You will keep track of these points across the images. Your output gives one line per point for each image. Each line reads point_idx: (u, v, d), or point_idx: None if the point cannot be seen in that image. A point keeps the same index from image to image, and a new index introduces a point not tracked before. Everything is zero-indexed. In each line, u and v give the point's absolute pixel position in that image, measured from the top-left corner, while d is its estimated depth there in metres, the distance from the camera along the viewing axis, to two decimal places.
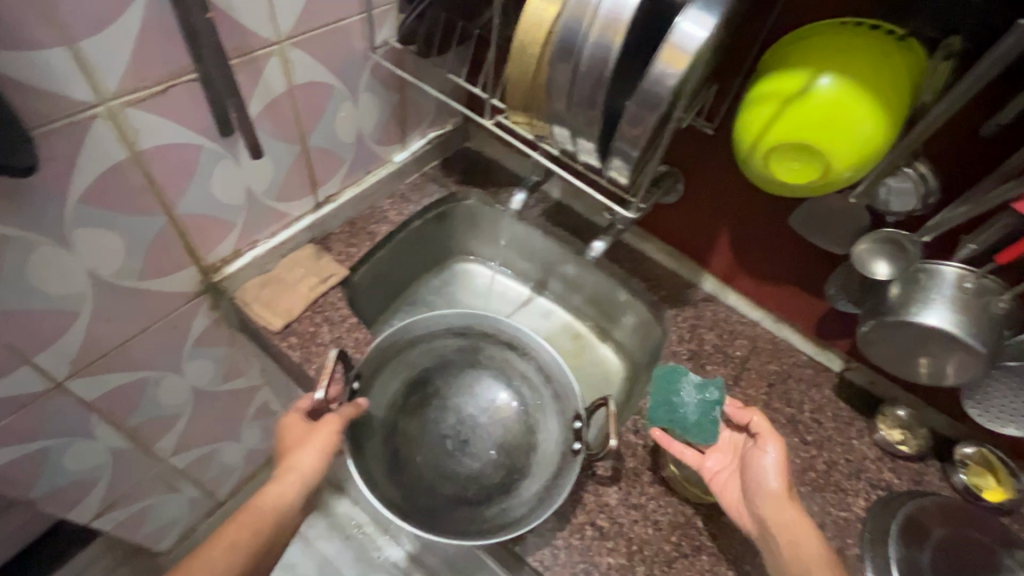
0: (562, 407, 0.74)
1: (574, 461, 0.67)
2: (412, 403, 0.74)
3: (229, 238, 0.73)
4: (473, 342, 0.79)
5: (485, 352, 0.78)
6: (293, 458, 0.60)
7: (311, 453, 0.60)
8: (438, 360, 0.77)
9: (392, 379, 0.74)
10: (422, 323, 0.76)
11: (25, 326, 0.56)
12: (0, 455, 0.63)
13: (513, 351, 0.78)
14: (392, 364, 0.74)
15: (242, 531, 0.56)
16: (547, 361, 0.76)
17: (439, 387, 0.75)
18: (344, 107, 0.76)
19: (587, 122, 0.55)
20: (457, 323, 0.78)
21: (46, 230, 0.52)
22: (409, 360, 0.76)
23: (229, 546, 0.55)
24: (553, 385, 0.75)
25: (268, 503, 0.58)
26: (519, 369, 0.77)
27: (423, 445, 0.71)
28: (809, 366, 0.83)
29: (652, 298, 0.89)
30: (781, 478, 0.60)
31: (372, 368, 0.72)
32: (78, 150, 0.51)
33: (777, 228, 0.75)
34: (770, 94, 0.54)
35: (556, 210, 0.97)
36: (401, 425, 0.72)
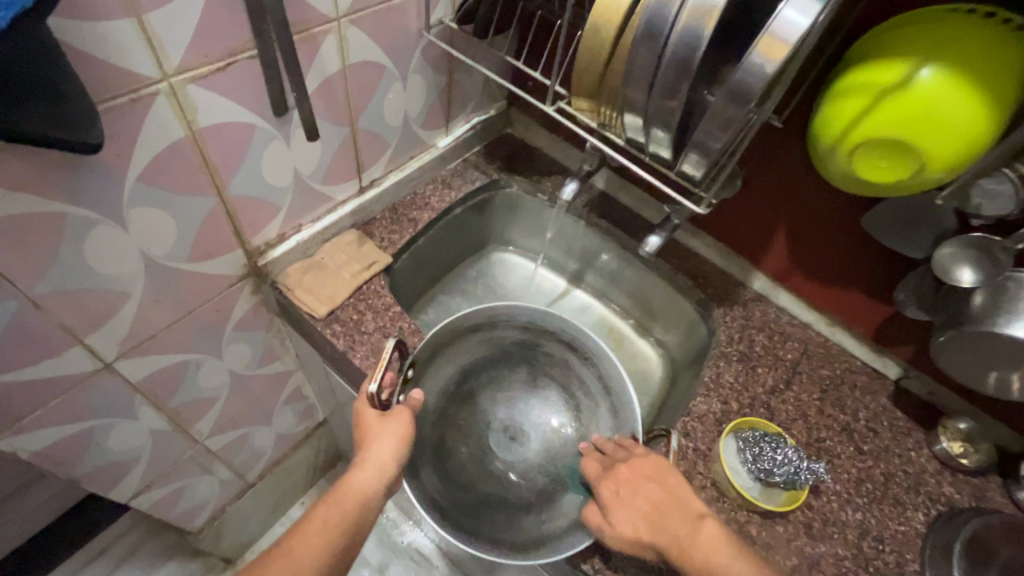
0: (619, 425, 0.70)
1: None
2: (462, 392, 0.75)
3: (275, 221, 0.71)
4: (533, 338, 0.77)
5: (547, 351, 0.77)
6: (368, 447, 0.60)
7: (388, 442, 0.60)
8: (498, 351, 0.77)
9: (446, 365, 0.74)
10: (486, 310, 0.74)
11: (80, 306, 0.55)
12: (49, 433, 0.63)
13: (574, 353, 0.76)
14: (449, 350, 0.74)
15: (333, 515, 0.56)
16: (608, 373, 0.72)
17: (494, 378, 0.77)
18: (394, 88, 0.73)
19: (665, 111, 0.52)
20: (521, 317, 0.76)
21: (106, 209, 0.51)
22: (468, 345, 0.76)
23: (322, 525, 0.56)
24: (612, 399, 0.72)
25: (353, 488, 0.58)
26: (579, 372, 0.75)
27: (468, 437, 0.73)
28: (863, 373, 0.80)
29: (700, 296, 0.85)
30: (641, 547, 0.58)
31: (428, 353, 0.71)
32: (140, 127, 0.49)
33: (843, 226, 0.71)
34: (862, 86, 0.51)
35: (601, 201, 0.93)
36: (449, 413, 0.73)
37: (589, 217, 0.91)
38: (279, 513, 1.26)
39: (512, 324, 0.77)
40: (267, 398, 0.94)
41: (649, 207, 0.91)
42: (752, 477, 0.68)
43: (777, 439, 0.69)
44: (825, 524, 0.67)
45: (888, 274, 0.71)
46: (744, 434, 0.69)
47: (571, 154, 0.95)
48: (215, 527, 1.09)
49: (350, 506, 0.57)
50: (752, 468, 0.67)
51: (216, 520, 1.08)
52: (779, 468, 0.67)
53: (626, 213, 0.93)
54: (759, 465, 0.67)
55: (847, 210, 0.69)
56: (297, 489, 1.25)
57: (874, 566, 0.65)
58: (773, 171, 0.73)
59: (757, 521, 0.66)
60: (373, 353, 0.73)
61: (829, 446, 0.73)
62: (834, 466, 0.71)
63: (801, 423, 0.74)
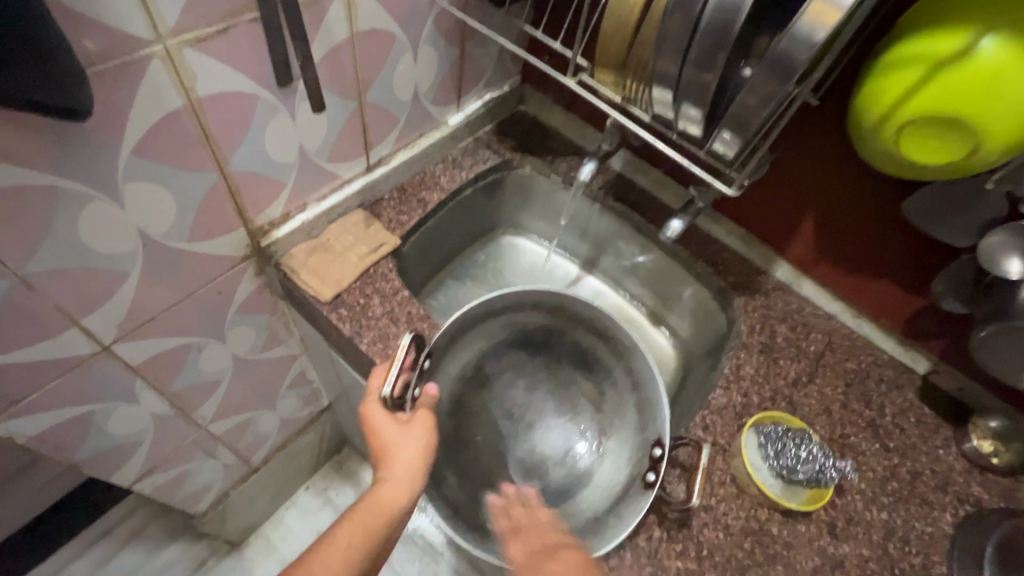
0: (644, 423, 0.67)
1: (643, 497, 0.60)
2: (480, 376, 0.73)
3: (279, 199, 0.68)
4: (559, 324, 0.74)
5: (572, 337, 0.75)
6: (389, 464, 0.58)
7: (414, 448, 0.58)
8: (520, 335, 0.75)
9: (466, 349, 0.71)
10: (512, 294, 0.70)
11: (78, 287, 0.53)
12: (47, 418, 0.61)
13: (603, 344, 0.73)
14: (471, 332, 0.70)
15: (357, 533, 0.55)
16: (638, 367, 0.69)
17: (514, 362, 0.75)
18: (404, 60, 0.69)
19: (699, 85, 0.48)
20: (548, 301, 0.73)
21: (101, 183, 0.48)
22: (489, 329, 0.72)
23: (348, 546, 0.54)
24: (640, 395, 0.69)
25: (377, 505, 0.56)
26: (607, 363, 0.73)
27: (484, 423, 0.72)
28: (889, 366, 0.76)
29: (720, 284, 0.81)
30: None
31: (445, 343, 0.67)
32: (134, 94, 0.46)
33: (877, 211, 0.67)
34: (917, 57, 0.47)
35: (618, 183, 0.89)
36: (467, 399, 0.72)
37: (606, 200, 0.87)
38: (284, 497, 1.25)
39: (538, 309, 0.73)
40: (270, 383, 0.92)
41: (669, 190, 0.87)
42: (773, 474, 0.65)
43: (801, 434, 0.66)
44: (849, 523, 0.64)
45: (923, 262, 0.68)
46: (765, 430, 0.66)
47: (587, 134, 0.91)
48: (219, 511, 1.08)
49: (375, 522, 0.56)
50: (774, 464, 0.65)
51: (220, 503, 1.06)
52: (803, 465, 0.64)
53: (644, 196, 0.88)
54: (781, 462, 0.65)
55: (881, 194, 0.66)
56: (301, 473, 1.24)
57: (899, 568, 0.62)
58: (804, 151, 0.68)
59: (778, 518, 0.64)
60: (380, 338, 0.70)
61: (854, 442, 0.70)
62: (859, 463, 0.68)
63: (825, 418, 0.71)
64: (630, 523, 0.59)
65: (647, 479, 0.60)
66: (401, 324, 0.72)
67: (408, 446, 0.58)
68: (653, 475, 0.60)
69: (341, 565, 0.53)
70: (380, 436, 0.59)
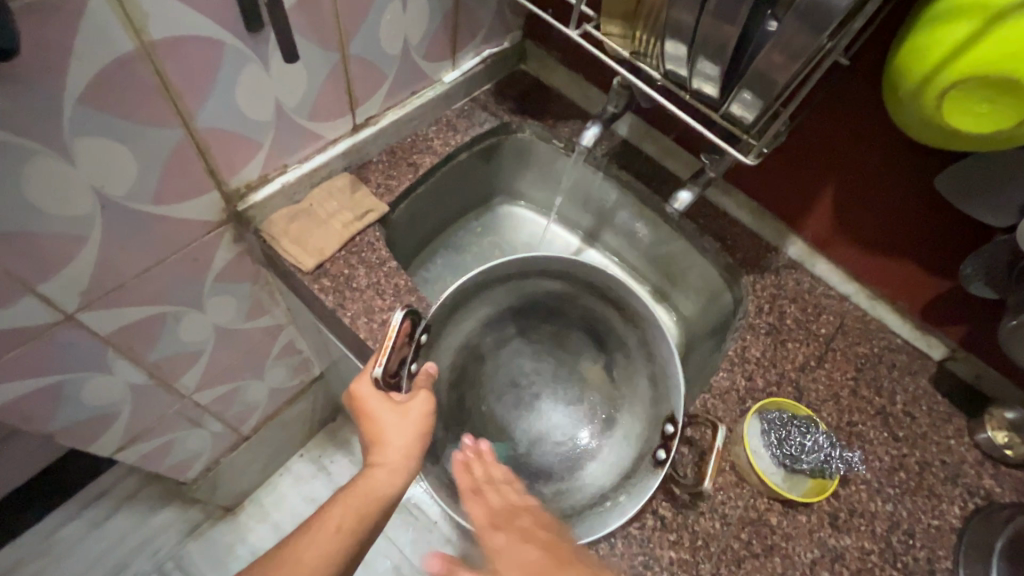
0: (657, 396, 0.64)
1: (652, 475, 0.57)
2: (484, 347, 0.70)
3: (256, 159, 0.63)
4: (571, 290, 0.70)
5: (581, 305, 0.71)
6: (382, 450, 0.54)
7: (407, 431, 0.55)
8: (528, 302, 0.71)
9: (467, 319, 0.67)
10: (513, 263, 0.65)
11: (30, 252, 0.49)
12: (12, 388, 0.58)
13: (615, 311, 0.68)
14: (467, 306, 0.66)
15: (348, 515, 0.51)
16: (653, 338, 0.64)
17: (520, 331, 0.72)
18: (392, 7, 0.62)
19: (719, 38, 0.43)
20: (554, 267, 0.67)
21: (45, 136, 0.43)
22: (494, 295, 0.68)
23: (339, 529, 0.51)
24: (654, 366, 0.65)
25: (369, 491, 0.52)
26: (620, 331, 0.69)
27: (488, 396, 0.69)
28: (904, 352, 0.72)
29: (727, 261, 0.76)
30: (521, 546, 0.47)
31: (445, 314, 0.63)
32: (73, 33, 0.40)
33: (906, 181, 0.62)
34: (971, 7, 0.42)
35: (624, 150, 0.83)
36: (470, 370, 0.69)
37: (610, 168, 0.81)
38: (277, 465, 1.24)
39: (546, 276, 0.68)
40: (257, 353, 0.89)
41: (678, 159, 0.81)
42: (776, 463, 0.62)
43: (807, 423, 0.63)
44: (852, 515, 0.62)
45: (942, 241, 0.63)
46: (769, 416, 0.63)
47: (591, 96, 0.84)
48: (210, 479, 1.06)
49: (368, 508, 0.52)
50: (777, 452, 0.62)
51: (211, 471, 1.05)
52: (807, 455, 0.61)
53: (651, 165, 0.82)
54: (784, 450, 0.62)
55: (915, 169, 0.61)
56: (294, 441, 1.23)
57: (902, 561, 0.60)
58: (831, 117, 0.62)
59: (778, 509, 0.61)
60: (365, 312, 0.66)
61: (861, 431, 0.66)
62: (866, 453, 0.65)
63: (833, 405, 0.68)
64: (635, 504, 0.56)
65: (658, 457, 0.57)
66: (388, 297, 0.68)
67: (404, 431, 0.55)
68: (663, 453, 0.57)
69: (331, 547, 0.50)
70: (371, 418, 0.55)
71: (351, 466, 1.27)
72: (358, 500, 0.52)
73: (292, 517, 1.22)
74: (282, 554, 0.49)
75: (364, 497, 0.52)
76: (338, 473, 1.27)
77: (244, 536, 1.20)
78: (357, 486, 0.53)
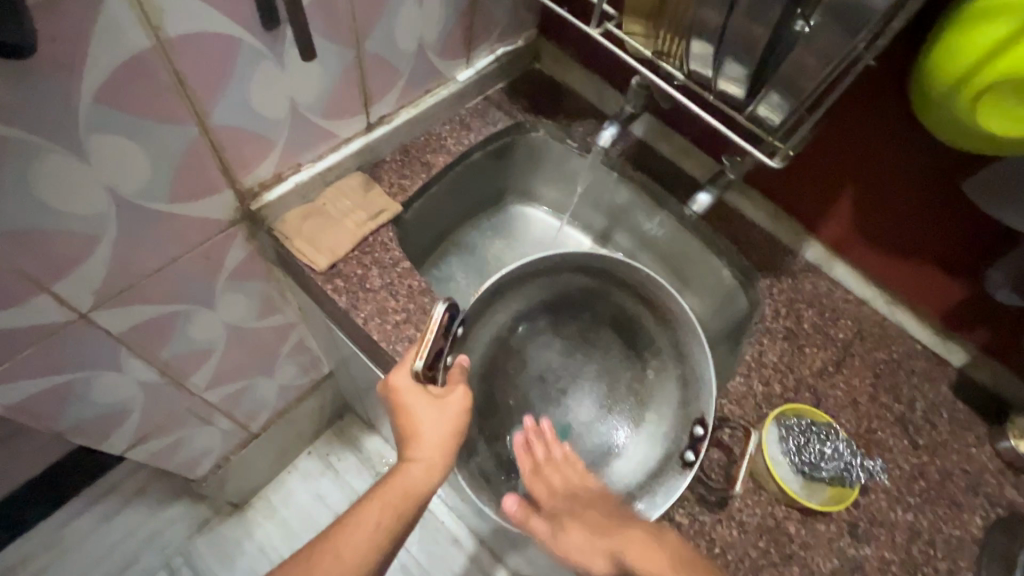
0: (686, 398, 0.63)
1: (680, 476, 0.57)
2: (515, 340, 0.69)
3: (270, 157, 0.62)
4: (600, 286, 0.70)
5: (615, 303, 0.70)
6: (419, 444, 0.54)
7: (443, 425, 0.55)
8: (562, 298, 0.70)
9: (501, 311, 0.67)
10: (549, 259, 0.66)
11: (46, 252, 0.48)
12: (26, 387, 0.57)
13: (648, 311, 0.67)
14: (508, 295, 0.66)
15: (388, 513, 0.52)
16: (684, 338, 0.64)
17: (550, 325, 0.71)
18: (408, 4, 0.61)
19: (747, 37, 0.42)
20: (586, 262, 0.68)
21: (60, 135, 0.43)
22: (528, 291, 0.68)
23: (377, 526, 0.51)
24: (685, 367, 0.64)
25: (406, 485, 0.53)
26: (652, 332, 0.68)
27: (516, 390, 0.67)
28: (923, 358, 0.71)
29: (744, 263, 0.75)
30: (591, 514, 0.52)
31: (479, 308, 0.64)
32: (91, 31, 0.40)
33: (930, 188, 0.61)
34: (1011, 5, 0.40)
35: (639, 151, 0.82)
36: (500, 364, 0.67)
37: (625, 168, 0.80)
38: (285, 462, 1.24)
39: (578, 272, 0.69)
40: (267, 352, 0.89)
41: (694, 160, 0.80)
42: (794, 470, 0.61)
43: (826, 430, 0.62)
44: (872, 524, 0.61)
45: (970, 249, 0.62)
46: (788, 423, 0.62)
47: (606, 95, 0.83)
48: (219, 477, 1.07)
49: (404, 503, 0.52)
50: (795, 459, 0.61)
51: (220, 468, 1.05)
52: (827, 462, 0.61)
53: (667, 165, 0.81)
54: (803, 457, 0.61)
55: (940, 174, 0.59)
56: (302, 439, 1.22)
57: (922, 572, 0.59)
58: (856, 119, 0.61)
59: (796, 518, 0.60)
60: (378, 313, 0.66)
61: (881, 438, 0.65)
62: (886, 462, 0.64)
63: (851, 411, 0.67)
64: (665, 502, 0.56)
65: (686, 458, 0.57)
66: (401, 298, 0.67)
67: (437, 426, 0.55)
68: (692, 455, 0.57)
69: (368, 547, 0.50)
70: (410, 409, 0.55)
71: (359, 464, 1.26)
72: (394, 497, 0.52)
73: (300, 515, 1.22)
74: (323, 540, 0.50)
75: (400, 494, 0.52)
76: (345, 471, 1.27)
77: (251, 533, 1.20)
78: (394, 483, 0.53)
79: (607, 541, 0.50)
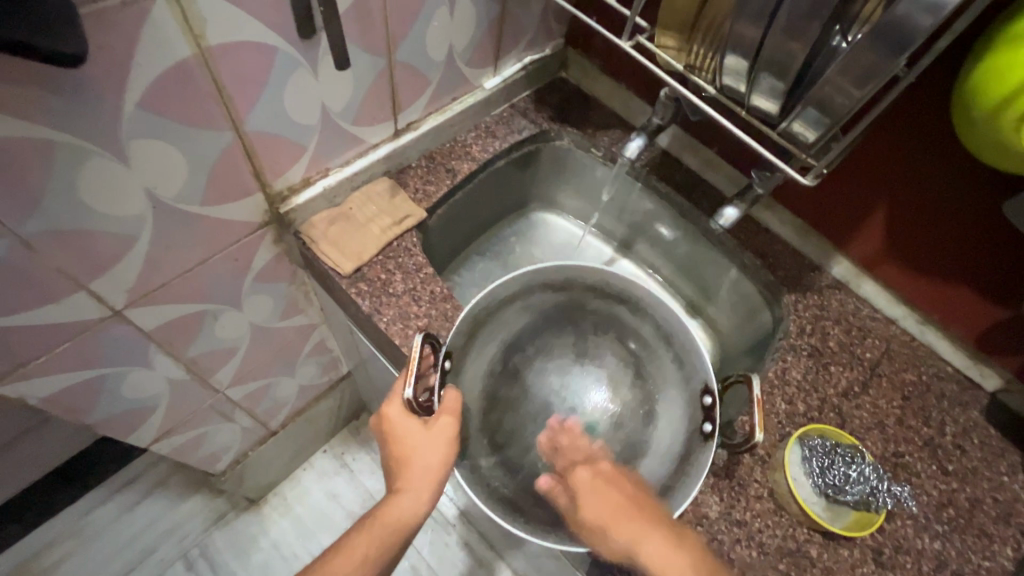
0: (686, 374, 0.63)
1: (704, 449, 0.58)
2: (510, 368, 0.65)
3: (300, 162, 0.63)
4: (574, 297, 0.68)
5: (593, 310, 0.68)
6: (407, 475, 0.56)
7: (430, 459, 0.56)
8: (540, 318, 0.67)
9: (486, 345, 0.64)
10: (513, 279, 0.65)
11: (84, 251, 0.50)
12: (60, 380, 0.59)
13: (621, 306, 0.67)
14: (484, 332, 0.64)
15: (372, 544, 0.54)
16: (666, 318, 0.64)
17: (541, 347, 0.66)
18: (439, 14, 0.62)
19: (785, 53, 0.41)
20: (558, 278, 0.67)
21: (105, 140, 0.44)
22: (505, 319, 0.66)
23: (362, 558, 0.53)
24: (673, 347, 0.64)
25: (391, 517, 0.55)
26: (632, 328, 0.66)
27: (523, 411, 0.63)
28: (954, 381, 0.69)
29: (769, 278, 0.74)
30: (619, 502, 0.52)
31: (463, 340, 0.63)
32: (138, 39, 0.41)
33: (956, 200, 0.60)
34: None
35: (663, 162, 0.82)
36: (501, 392, 0.64)
37: (649, 179, 0.80)
38: (301, 459, 1.26)
39: (548, 286, 0.67)
40: (289, 351, 0.90)
41: (720, 173, 0.79)
42: (817, 491, 0.60)
43: (852, 452, 0.61)
44: (897, 551, 0.59)
45: (1007, 253, 0.60)
46: (811, 442, 0.61)
47: (632, 106, 0.83)
48: (237, 471, 1.08)
49: (391, 536, 0.54)
50: (819, 481, 0.60)
51: (239, 463, 1.07)
52: (852, 486, 0.60)
53: (692, 177, 0.81)
54: (827, 480, 0.60)
55: (977, 194, 0.58)
56: (318, 438, 1.24)
57: None
58: (889, 136, 0.60)
59: (819, 541, 0.59)
60: (400, 318, 0.66)
61: (908, 463, 0.63)
62: (914, 487, 0.62)
63: (877, 433, 0.65)
64: (696, 481, 0.56)
65: (704, 429, 0.58)
66: (423, 304, 0.67)
67: (427, 459, 0.56)
68: (710, 425, 0.58)
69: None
70: (403, 439, 0.57)
71: (373, 464, 1.27)
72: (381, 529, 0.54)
73: (314, 513, 1.23)
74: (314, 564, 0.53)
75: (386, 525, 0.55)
76: (360, 470, 1.28)
77: (266, 528, 1.22)
78: (381, 515, 0.55)
79: (623, 524, 0.51)
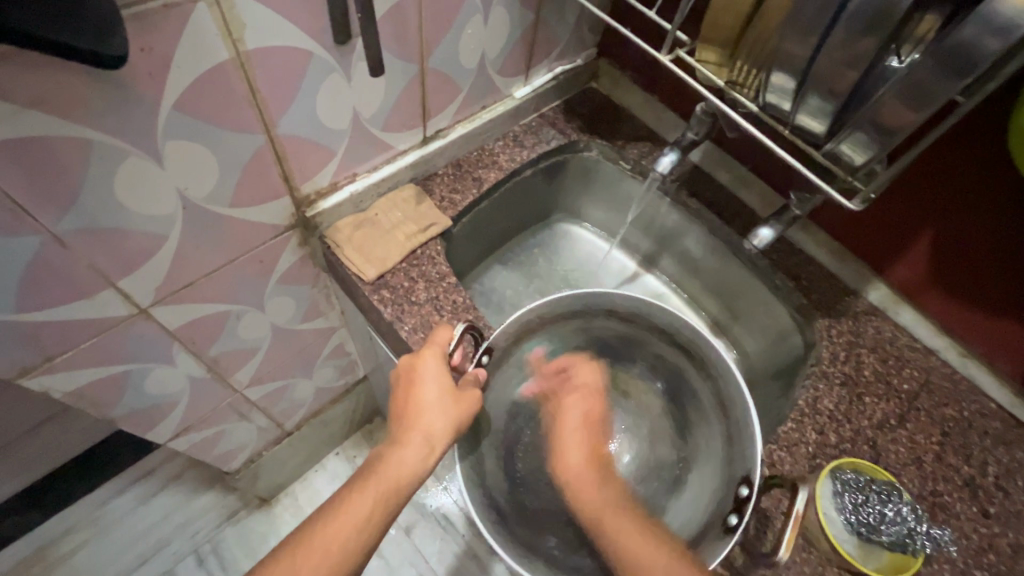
0: (733, 455, 0.57)
1: (721, 542, 0.51)
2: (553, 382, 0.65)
3: (328, 167, 0.63)
4: (638, 334, 0.66)
5: (655, 351, 0.66)
6: (413, 423, 0.53)
7: (441, 417, 0.53)
8: (596, 343, 0.67)
9: (530, 356, 0.64)
10: (576, 299, 0.63)
11: (117, 250, 0.50)
12: (86, 375, 0.60)
13: (688, 359, 0.64)
14: (534, 339, 0.64)
15: (376, 508, 0.49)
16: (730, 388, 0.60)
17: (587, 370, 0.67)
18: (473, 21, 0.62)
19: (835, 72, 0.40)
20: (624, 308, 0.65)
21: (140, 141, 0.44)
22: (559, 335, 0.65)
23: (365, 522, 0.48)
24: (730, 423, 0.59)
25: (394, 478, 0.51)
26: (695, 385, 0.64)
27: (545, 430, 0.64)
28: (998, 419, 0.65)
29: (801, 301, 0.72)
30: (587, 451, 0.61)
31: (507, 345, 0.61)
32: (176, 44, 0.41)
33: (1010, 234, 0.57)
34: None
35: (694, 177, 0.80)
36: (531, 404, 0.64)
37: (679, 194, 0.78)
38: (314, 460, 1.26)
39: (613, 317, 0.66)
40: (308, 353, 0.90)
41: (752, 190, 0.77)
42: (850, 529, 0.56)
43: (888, 489, 0.58)
44: None
45: None
46: (844, 476, 0.58)
47: (664, 119, 0.81)
48: (252, 470, 1.09)
49: (391, 496, 0.51)
50: (851, 518, 0.56)
51: (253, 463, 1.07)
52: (888, 525, 0.56)
53: (722, 193, 0.79)
54: (861, 517, 0.56)
55: None
56: (332, 440, 1.24)
57: None
58: (937, 158, 0.58)
59: None
60: (421, 327, 0.66)
61: (946, 503, 0.60)
62: (952, 529, 0.59)
63: (915, 470, 0.62)
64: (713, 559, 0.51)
65: (730, 522, 0.52)
66: (445, 313, 0.67)
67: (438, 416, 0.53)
68: (735, 518, 0.51)
69: (355, 538, 0.47)
70: (414, 388, 0.55)
71: None
72: (384, 486, 0.50)
73: None
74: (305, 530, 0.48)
75: (391, 486, 0.51)
76: None
77: (277, 527, 1.23)
78: (382, 474, 0.51)
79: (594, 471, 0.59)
